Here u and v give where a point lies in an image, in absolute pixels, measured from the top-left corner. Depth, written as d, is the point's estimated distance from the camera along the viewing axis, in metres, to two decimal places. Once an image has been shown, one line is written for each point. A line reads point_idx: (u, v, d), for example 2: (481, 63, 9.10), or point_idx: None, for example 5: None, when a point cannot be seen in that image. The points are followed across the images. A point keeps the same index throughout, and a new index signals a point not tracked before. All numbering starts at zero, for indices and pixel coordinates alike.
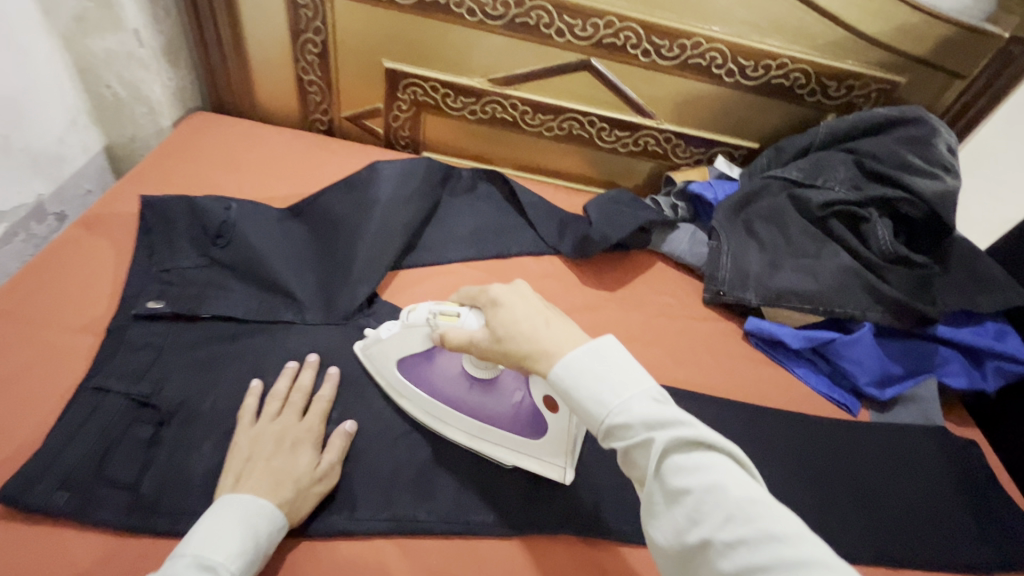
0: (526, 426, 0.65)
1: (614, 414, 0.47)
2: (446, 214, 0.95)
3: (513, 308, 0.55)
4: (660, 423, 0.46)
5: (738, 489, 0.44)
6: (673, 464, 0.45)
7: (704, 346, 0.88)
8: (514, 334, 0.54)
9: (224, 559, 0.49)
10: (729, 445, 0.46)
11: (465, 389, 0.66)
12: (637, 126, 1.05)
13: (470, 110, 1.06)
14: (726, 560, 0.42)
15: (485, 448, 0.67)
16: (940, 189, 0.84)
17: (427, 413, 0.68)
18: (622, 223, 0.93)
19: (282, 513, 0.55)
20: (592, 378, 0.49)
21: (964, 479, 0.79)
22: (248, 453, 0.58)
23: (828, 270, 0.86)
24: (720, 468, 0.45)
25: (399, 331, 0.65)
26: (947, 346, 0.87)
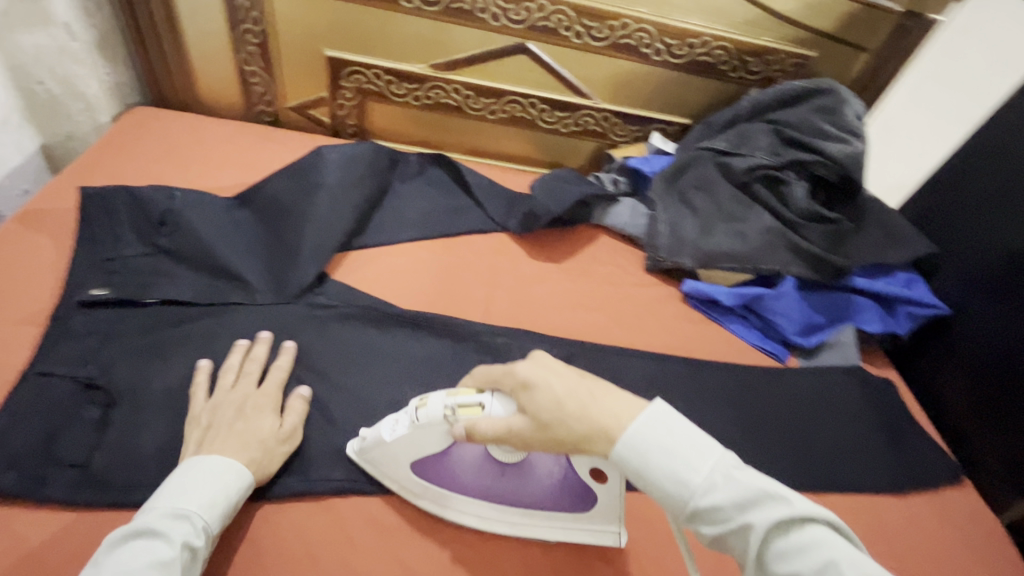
0: (575, 500, 0.63)
1: (703, 497, 0.47)
2: (394, 197, 0.98)
3: (547, 386, 0.52)
4: (749, 502, 0.46)
5: (849, 563, 0.43)
6: (775, 544, 0.45)
7: (643, 308, 0.93)
8: (563, 417, 0.51)
9: (197, 508, 0.54)
10: (824, 513, 0.46)
11: (499, 475, 0.64)
12: (576, 106, 1.09)
13: (414, 96, 1.08)
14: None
15: (536, 531, 0.65)
16: (849, 152, 0.91)
17: (462, 509, 0.65)
18: (565, 197, 0.97)
19: (251, 470, 0.59)
20: (667, 456, 0.49)
21: (882, 413, 0.86)
22: (209, 421, 0.61)
23: (753, 230, 0.92)
24: (824, 541, 0.44)
25: (408, 431, 0.60)
26: (864, 296, 0.94)
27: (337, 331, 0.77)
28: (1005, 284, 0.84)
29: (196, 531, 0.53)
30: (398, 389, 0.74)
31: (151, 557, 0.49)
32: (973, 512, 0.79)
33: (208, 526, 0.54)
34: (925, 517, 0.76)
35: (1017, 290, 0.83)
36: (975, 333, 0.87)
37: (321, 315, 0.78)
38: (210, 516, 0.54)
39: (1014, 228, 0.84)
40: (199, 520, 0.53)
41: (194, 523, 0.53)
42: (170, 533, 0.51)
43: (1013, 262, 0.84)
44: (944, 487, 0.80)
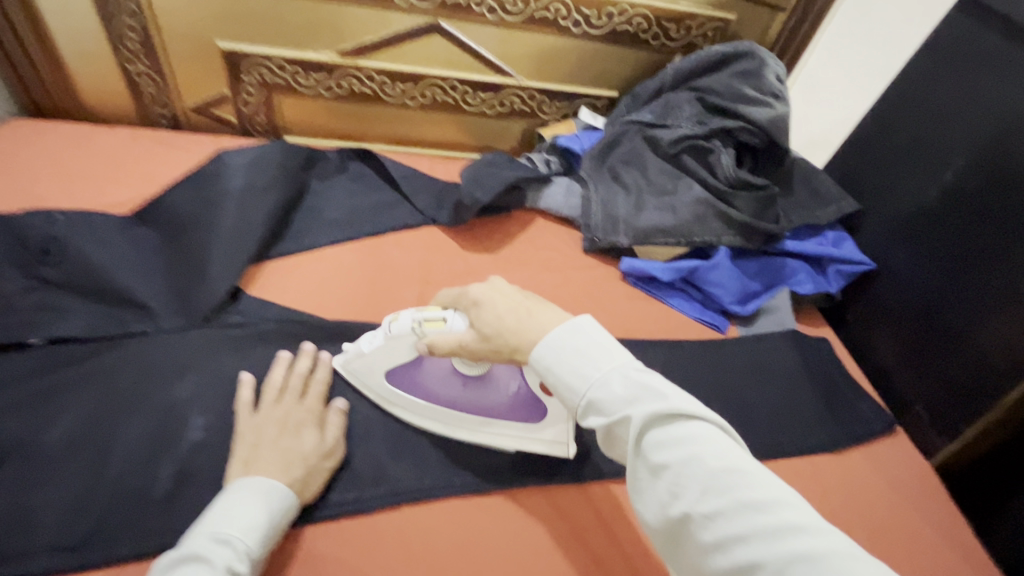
0: (526, 412, 0.67)
1: (592, 389, 0.47)
2: (314, 199, 0.92)
3: (494, 303, 0.55)
4: (637, 397, 0.46)
5: (715, 458, 0.42)
6: (650, 440, 0.44)
7: (584, 292, 0.91)
8: (503, 329, 0.53)
9: (239, 533, 0.50)
10: (707, 414, 0.45)
11: (460, 387, 0.67)
12: (499, 86, 1.05)
13: (325, 87, 1.01)
14: (707, 530, 0.41)
15: (490, 439, 0.68)
16: (772, 116, 0.91)
17: (426, 417, 0.69)
18: (492, 183, 0.93)
19: (291, 493, 0.56)
20: (570, 353, 0.49)
21: (818, 373, 0.88)
22: (256, 439, 0.59)
23: (685, 202, 0.91)
24: (700, 438, 0.43)
25: (381, 343, 0.64)
26: (795, 259, 0.95)
27: (255, 351, 0.71)
28: (917, 233, 0.87)
29: (239, 556, 0.49)
30: None
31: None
32: (905, 459, 0.81)
33: (250, 551, 0.50)
34: (863, 470, 0.78)
35: (939, 241, 0.84)
36: (900, 284, 0.89)
37: (235, 335, 0.72)
38: (252, 543, 0.50)
39: (924, 178, 0.87)
40: (242, 546, 0.49)
41: (236, 547, 0.49)
42: (214, 557, 0.47)
43: (925, 211, 0.86)
44: (878, 437, 0.82)
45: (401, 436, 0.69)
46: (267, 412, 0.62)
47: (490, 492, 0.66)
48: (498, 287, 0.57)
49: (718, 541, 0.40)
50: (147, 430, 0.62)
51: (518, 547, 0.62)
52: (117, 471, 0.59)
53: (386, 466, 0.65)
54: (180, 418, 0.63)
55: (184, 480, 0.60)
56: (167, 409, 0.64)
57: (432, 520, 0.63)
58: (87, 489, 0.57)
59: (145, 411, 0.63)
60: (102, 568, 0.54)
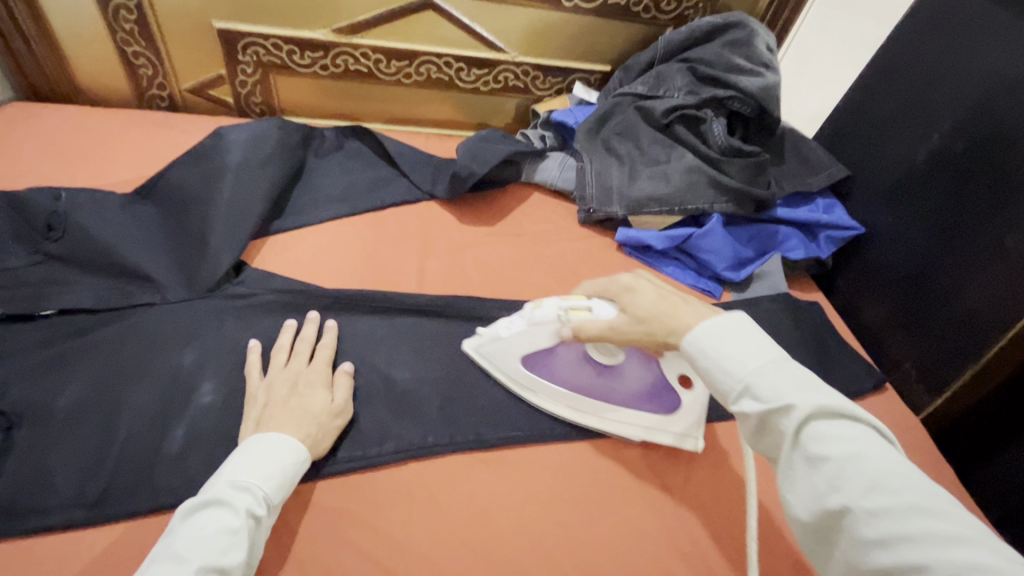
0: (656, 403, 0.71)
1: (753, 377, 0.49)
2: (313, 177, 0.94)
3: (642, 294, 0.60)
4: (799, 390, 0.48)
5: (881, 460, 0.44)
6: (810, 432, 0.46)
7: (580, 261, 0.93)
8: (660, 314, 0.57)
9: (256, 481, 0.52)
10: (865, 418, 0.47)
11: (593, 375, 0.71)
12: (493, 62, 1.06)
13: (321, 65, 1.02)
14: (870, 526, 0.42)
15: (618, 428, 0.71)
16: (762, 84, 0.92)
17: (557, 404, 0.72)
18: (488, 156, 0.95)
19: (304, 447, 0.58)
20: (730, 343, 0.51)
21: (810, 334, 0.90)
22: (266, 400, 0.61)
23: (677, 171, 0.93)
24: (866, 440, 0.45)
25: (524, 328, 0.67)
26: (787, 225, 0.97)
27: (259, 320, 0.73)
28: (907, 197, 0.89)
29: (258, 501, 0.51)
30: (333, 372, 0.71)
31: (219, 525, 0.48)
32: (894, 414, 0.83)
33: (268, 497, 0.52)
34: None
35: (928, 204, 0.85)
36: (893, 248, 0.91)
37: (240, 305, 0.74)
38: (270, 489, 0.53)
39: (914, 143, 0.88)
40: (261, 493, 0.52)
41: (254, 493, 0.52)
42: (234, 502, 0.50)
43: (915, 175, 0.88)
44: (868, 394, 0.84)
45: (404, 399, 0.70)
46: (275, 374, 0.65)
47: (491, 448, 0.68)
48: (648, 278, 0.62)
49: (882, 538, 0.41)
50: (157, 395, 0.64)
51: (518, 499, 0.64)
52: (129, 433, 0.61)
53: (390, 425, 0.67)
54: (188, 383, 0.65)
55: (194, 441, 0.62)
56: (176, 375, 0.66)
57: (436, 475, 0.65)
58: (102, 450, 0.59)
59: (155, 377, 0.65)
60: (117, 522, 0.56)
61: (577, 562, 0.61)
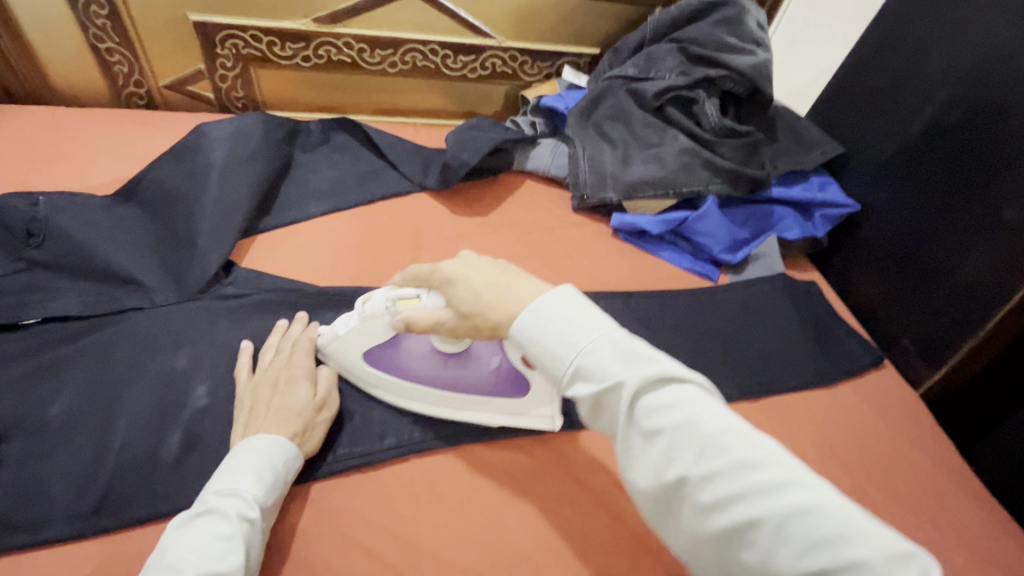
0: (509, 388, 0.65)
1: (581, 356, 0.46)
2: (299, 172, 0.92)
3: (469, 280, 0.53)
4: (628, 365, 0.45)
5: (708, 420, 0.42)
6: (643, 405, 0.44)
7: (576, 248, 0.92)
8: (480, 306, 0.51)
9: (245, 485, 0.52)
10: (693, 377, 0.45)
11: (439, 365, 0.65)
12: (479, 47, 1.04)
13: (303, 57, 1.00)
14: (704, 491, 0.41)
15: (475, 416, 0.67)
16: (754, 63, 0.91)
17: (409, 397, 0.67)
18: (478, 145, 0.93)
19: (294, 445, 0.57)
20: (557, 321, 0.48)
21: (807, 312, 0.89)
22: (252, 403, 0.59)
23: (671, 153, 0.92)
24: (694, 401, 0.43)
25: (355, 325, 0.61)
26: (782, 205, 0.96)
27: (251, 320, 0.71)
28: (901, 172, 0.88)
29: (249, 504, 0.51)
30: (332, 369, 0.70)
31: (210, 533, 0.47)
32: (893, 389, 0.83)
33: (259, 500, 0.52)
34: (857, 402, 0.80)
35: (921, 178, 0.85)
36: (887, 223, 0.90)
37: (231, 305, 0.72)
38: (260, 492, 0.52)
39: (907, 117, 0.87)
40: (251, 496, 0.51)
41: (245, 497, 0.51)
42: (224, 508, 0.49)
43: (908, 149, 0.87)
44: (868, 371, 0.84)
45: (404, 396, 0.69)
46: (261, 373, 0.63)
47: (493, 441, 0.67)
48: (468, 262, 0.54)
49: (716, 501, 0.40)
50: (150, 401, 0.62)
51: (523, 490, 0.64)
52: (123, 442, 0.59)
53: (390, 421, 0.67)
54: (182, 388, 0.64)
55: (191, 446, 0.60)
56: (170, 379, 0.64)
57: (440, 470, 0.64)
58: (95, 460, 0.58)
59: (148, 383, 0.63)
60: (117, 532, 0.55)
61: (584, 553, 0.60)
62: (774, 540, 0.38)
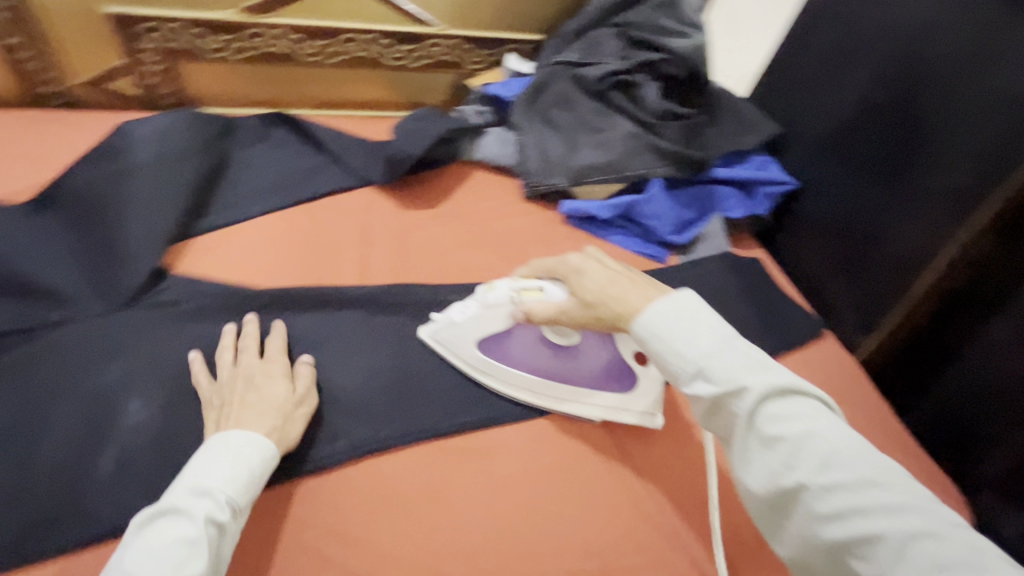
0: (614, 381, 0.69)
1: (704, 359, 0.50)
2: (236, 171, 0.88)
3: (594, 274, 0.61)
4: (751, 371, 0.49)
5: (834, 436, 0.47)
6: (764, 413, 0.48)
7: (528, 237, 0.91)
8: (606, 298, 0.58)
9: (219, 484, 0.50)
10: (815, 393, 0.50)
11: (549, 356, 0.69)
12: (420, 36, 1.02)
13: (233, 49, 0.95)
14: (825, 499, 0.45)
15: (575, 409, 0.70)
16: (692, 45, 0.93)
17: (516, 388, 0.70)
18: (422, 136, 0.92)
19: (272, 445, 0.55)
20: (679, 325, 0.52)
21: (753, 289, 0.92)
22: (225, 398, 0.58)
23: (615, 138, 0.93)
24: (816, 417, 0.48)
25: (476, 312, 0.68)
26: (727, 185, 0.98)
27: (189, 328, 0.68)
28: (839, 146, 0.91)
29: (220, 506, 0.49)
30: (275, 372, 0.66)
31: (175, 535, 0.45)
32: (835, 358, 0.87)
33: (232, 502, 0.50)
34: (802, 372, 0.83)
35: (858, 152, 0.88)
36: (827, 198, 0.93)
37: (166, 314, 0.69)
38: (234, 493, 0.50)
39: (841, 94, 0.90)
40: (223, 497, 0.49)
41: (217, 498, 0.49)
42: (192, 509, 0.47)
43: (843, 125, 0.90)
44: (812, 342, 0.88)
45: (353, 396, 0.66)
46: (231, 370, 0.61)
47: (448, 436, 0.66)
48: (597, 257, 0.63)
49: (835, 511, 0.44)
50: (81, 420, 0.59)
51: (480, 484, 0.63)
52: (51, 466, 0.56)
53: (340, 422, 0.64)
54: (115, 404, 0.61)
55: (127, 464, 0.57)
56: (102, 395, 0.61)
57: (393, 470, 0.62)
58: (21, 486, 0.54)
59: (76, 401, 0.60)
60: (45, 562, 0.52)
61: (545, 540, 0.60)
62: (894, 556, 0.42)
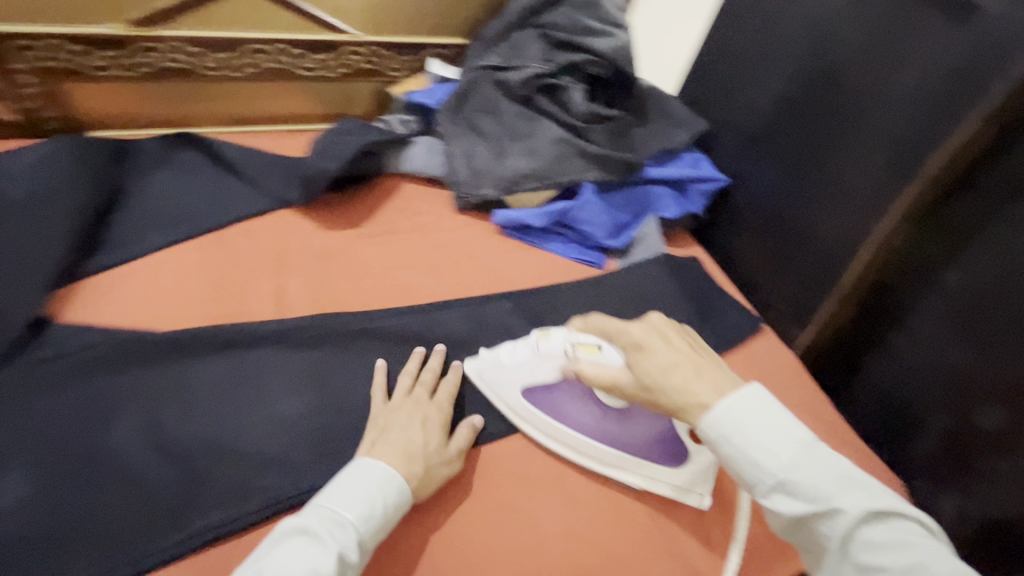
0: (663, 454, 0.65)
1: (786, 471, 0.48)
2: (134, 202, 0.80)
3: (657, 354, 0.57)
4: (841, 489, 0.47)
5: (942, 568, 0.43)
6: (859, 537, 0.45)
7: (460, 252, 0.87)
8: (665, 385, 0.55)
9: (355, 520, 0.51)
10: (917, 515, 0.46)
11: (599, 416, 0.66)
12: (333, 44, 0.96)
13: (123, 65, 0.87)
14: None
15: (616, 475, 0.65)
16: (615, 45, 0.91)
17: (557, 442, 0.67)
18: (341, 150, 0.85)
19: (407, 488, 0.55)
20: (759, 432, 0.50)
21: (692, 289, 0.91)
22: (385, 425, 0.60)
23: (544, 144, 0.90)
24: (920, 544, 0.44)
25: (527, 357, 0.68)
26: (660, 185, 0.97)
27: (76, 385, 0.61)
28: (764, 141, 0.91)
29: (351, 546, 0.49)
30: (181, 426, 0.60)
31: (309, 561, 0.46)
32: (774, 353, 0.87)
33: (361, 544, 0.50)
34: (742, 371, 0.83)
35: (781, 146, 0.88)
36: (756, 193, 0.93)
37: (49, 371, 0.61)
38: (365, 533, 0.51)
39: (761, 88, 0.90)
40: (356, 534, 0.50)
41: (350, 534, 0.50)
42: (328, 539, 0.48)
43: (766, 120, 0.90)
44: (751, 338, 0.88)
45: (271, 444, 0.61)
46: (398, 401, 0.63)
47: None
48: (662, 332, 0.59)
49: None
50: None
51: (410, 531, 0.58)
52: None
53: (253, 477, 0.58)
54: None
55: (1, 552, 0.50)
56: None
57: None
58: None
59: None
60: None
61: None
62: None
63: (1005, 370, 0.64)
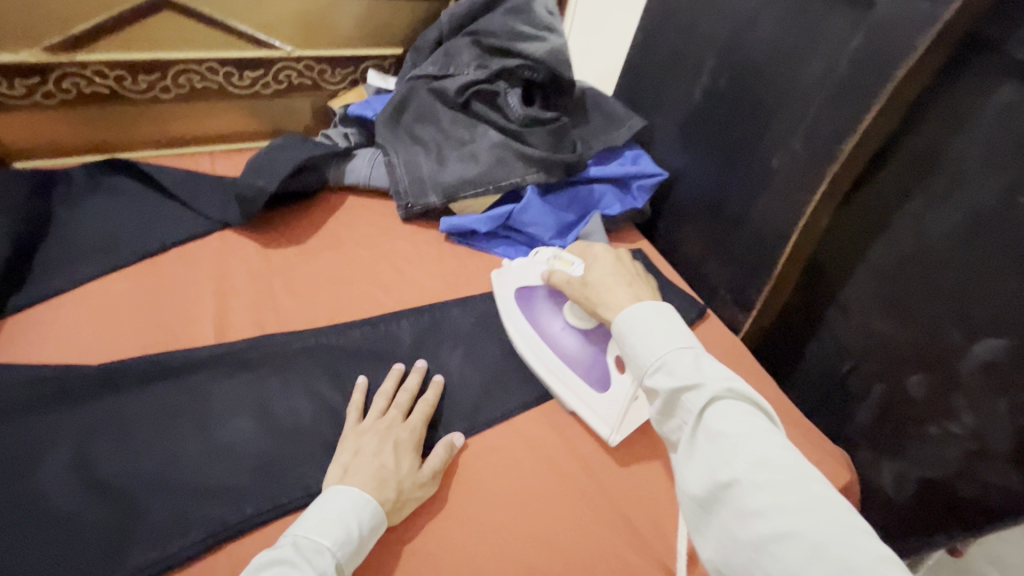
0: (594, 378, 0.70)
1: (667, 354, 0.49)
2: (63, 233, 0.78)
3: (602, 266, 0.64)
4: (706, 372, 0.47)
5: (777, 445, 0.43)
6: (711, 409, 0.45)
7: (408, 260, 0.87)
8: (600, 288, 0.62)
9: (331, 544, 0.50)
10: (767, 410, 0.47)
11: (561, 327, 0.74)
12: (267, 60, 0.96)
13: (43, 92, 0.83)
14: (754, 497, 0.41)
15: (551, 381, 0.72)
16: (547, 49, 0.92)
17: (519, 337, 0.76)
18: (277, 168, 0.84)
19: (383, 511, 0.55)
20: (655, 325, 0.52)
21: None
22: (356, 449, 0.60)
23: (483, 149, 0.91)
24: (763, 424, 0.44)
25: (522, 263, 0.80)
26: (602, 183, 0.99)
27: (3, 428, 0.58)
28: (696, 134, 0.94)
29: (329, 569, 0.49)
30: (120, 459, 0.58)
31: None
32: (721, 337, 0.90)
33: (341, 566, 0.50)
34: None
35: (712, 138, 0.91)
36: (694, 184, 0.96)
37: None
38: (342, 556, 0.51)
39: (689, 84, 0.94)
40: (332, 559, 0.50)
41: (327, 558, 0.50)
42: (304, 565, 0.48)
43: (696, 114, 0.93)
44: (699, 325, 0.91)
45: (216, 470, 0.60)
46: (369, 422, 0.63)
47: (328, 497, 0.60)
48: (618, 255, 0.66)
49: (762, 507, 0.40)
50: None
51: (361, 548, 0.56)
52: None
53: (197, 506, 0.57)
54: None
55: None
56: None
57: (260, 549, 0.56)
58: None
59: None
60: None
61: None
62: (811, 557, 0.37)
63: (925, 340, 0.68)
